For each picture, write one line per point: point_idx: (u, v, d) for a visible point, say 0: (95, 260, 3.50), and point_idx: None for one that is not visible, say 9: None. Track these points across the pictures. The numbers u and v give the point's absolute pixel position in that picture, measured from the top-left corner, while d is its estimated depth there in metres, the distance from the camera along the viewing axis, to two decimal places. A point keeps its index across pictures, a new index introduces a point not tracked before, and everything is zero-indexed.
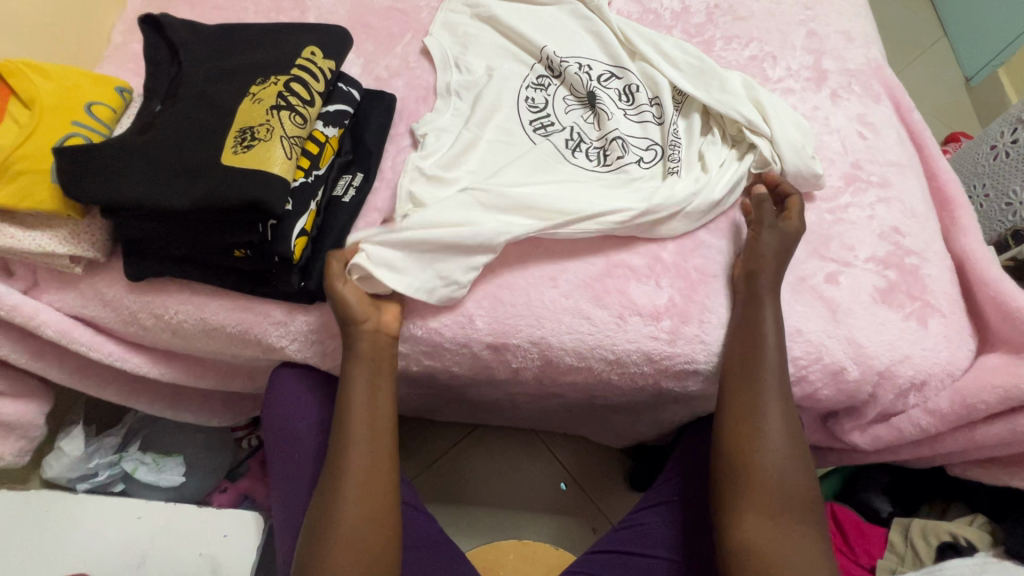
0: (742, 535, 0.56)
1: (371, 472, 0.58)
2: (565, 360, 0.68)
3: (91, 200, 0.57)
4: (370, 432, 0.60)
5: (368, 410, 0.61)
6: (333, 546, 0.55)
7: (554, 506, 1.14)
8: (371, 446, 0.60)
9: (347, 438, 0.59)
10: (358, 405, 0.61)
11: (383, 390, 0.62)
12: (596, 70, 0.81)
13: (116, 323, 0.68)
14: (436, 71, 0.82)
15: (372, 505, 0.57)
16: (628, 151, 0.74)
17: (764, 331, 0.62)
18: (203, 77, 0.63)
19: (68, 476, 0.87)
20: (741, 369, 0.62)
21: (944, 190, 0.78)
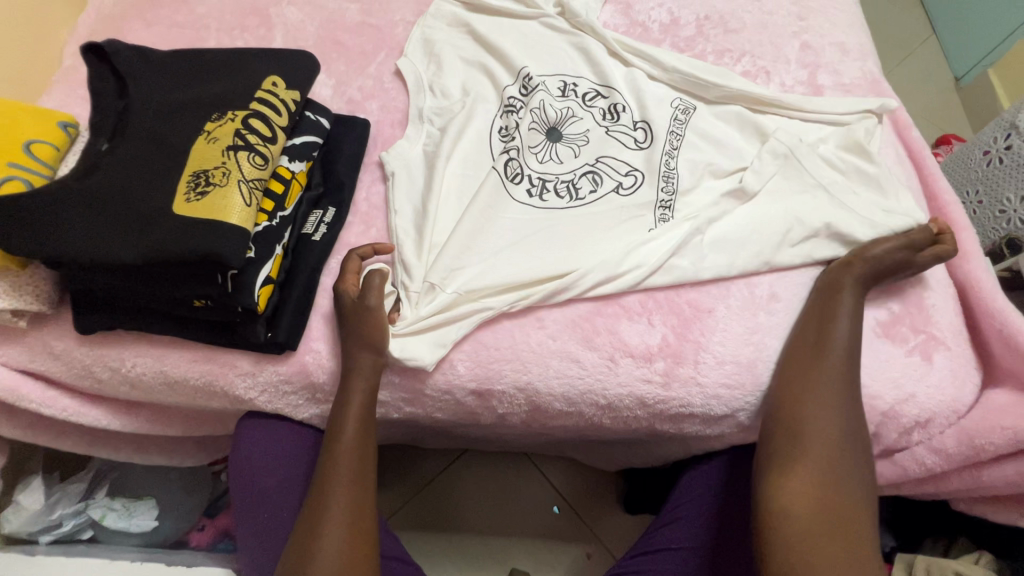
0: (788, 494, 0.54)
1: (356, 515, 0.55)
2: (554, 406, 0.64)
3: (31, 254, 0.52)
4: (358, 475, 0.57)
5: (356, 450, 0.58)
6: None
7: (548, 532, 1.10)
8: (358, 487, 0.57)
9: (332, 480, 0.56)
10: (348, 445, 0.57)
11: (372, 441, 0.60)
12: (582, 88, 0.77)
13: (69, 377, 0.63)
14: (410, 93, 0.78)
15: (357, 540, 0.54)
16: (603, 179, 0.71)
17: (837, 317, 0.61)
18: (153, 112, 0.58)
19: (30, 529, 0.82)
20: (806, 364, 0.60)
21: (944, 211, 0.75)
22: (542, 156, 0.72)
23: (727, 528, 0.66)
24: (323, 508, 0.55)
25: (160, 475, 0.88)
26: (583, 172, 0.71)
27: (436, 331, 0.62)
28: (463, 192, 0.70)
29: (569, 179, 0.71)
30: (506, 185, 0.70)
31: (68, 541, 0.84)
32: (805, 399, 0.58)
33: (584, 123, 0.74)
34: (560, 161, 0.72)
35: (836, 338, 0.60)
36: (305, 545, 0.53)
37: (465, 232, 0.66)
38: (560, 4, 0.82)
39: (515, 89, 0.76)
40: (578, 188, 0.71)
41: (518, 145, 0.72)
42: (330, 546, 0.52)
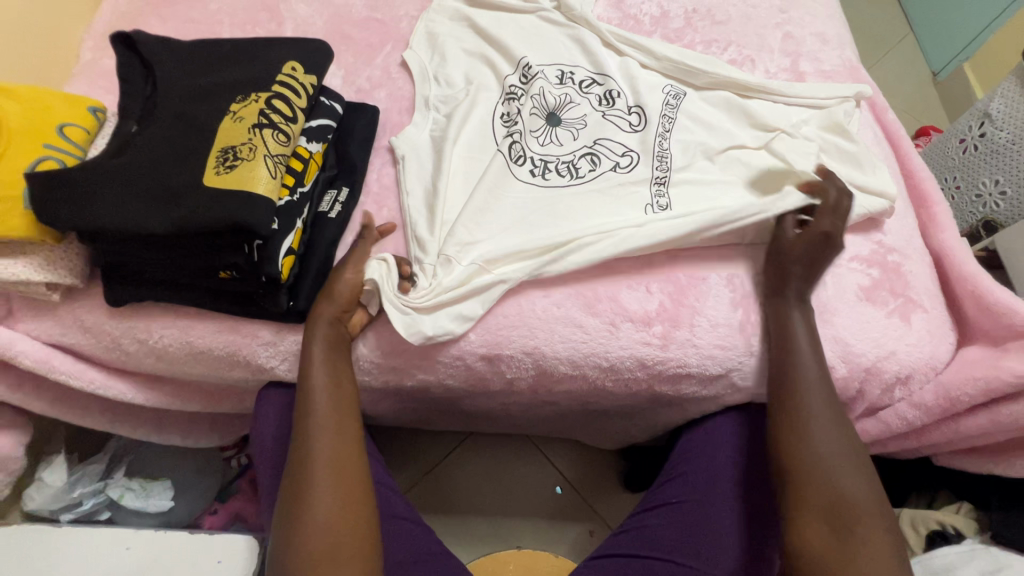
0: (800, 540, 0.55)
1: (340, 451, 0.57)
2: (559, 369, 0.68)
3: (68, 226, 0.55)
4: (334, 413, 0.59)
5: (331, 394, 0.60)
6: (307, 512, 0.53)
7: (551, 512, 1.14)
8: (335, 424, 0.59)
9: (310, 423, 0.58)
10: (319, 389, 0.60)
11: (347, 382, 0.62)
12: (578, 77, 0.82)
13: (98, 350, 0.66)
14: (415, 82, 0.82)
15: (342, 476, 0.56)
16: (601, 160, 0.76)
17: (794, 329, 0.64)
18: (181, 95, 0.62)
19: (50, 508, 0.84)
20: (785, 413, 0.61)
21: (920, 187, 0.80)
22: (543, 140, 0.76)
23: (722, 484, 0.70)
24: (308, 449, 0.57)
25: (176, 456, 0.92)
26: (582, 153, 0.76)
27: (452, 303, 0.65)
28: (469, 175, 0.74)
29: (569, 160, 0.75)
30: (510, 167, 0.74)
31: (87, 521, 0.86)
32: (790, 442, 0.59)
33: (581, 108, 0.79)
34: (561, 143, 0.76)
35: (797, 351, 0.63)
36: (295, 483, 0.55)
37: (472, 209, 0.70)
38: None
39: (515, 78, 0.81)
40: (578, 168, 0.75)
41: (520, 130, 0.76)
42: (319, 479, 0.55)
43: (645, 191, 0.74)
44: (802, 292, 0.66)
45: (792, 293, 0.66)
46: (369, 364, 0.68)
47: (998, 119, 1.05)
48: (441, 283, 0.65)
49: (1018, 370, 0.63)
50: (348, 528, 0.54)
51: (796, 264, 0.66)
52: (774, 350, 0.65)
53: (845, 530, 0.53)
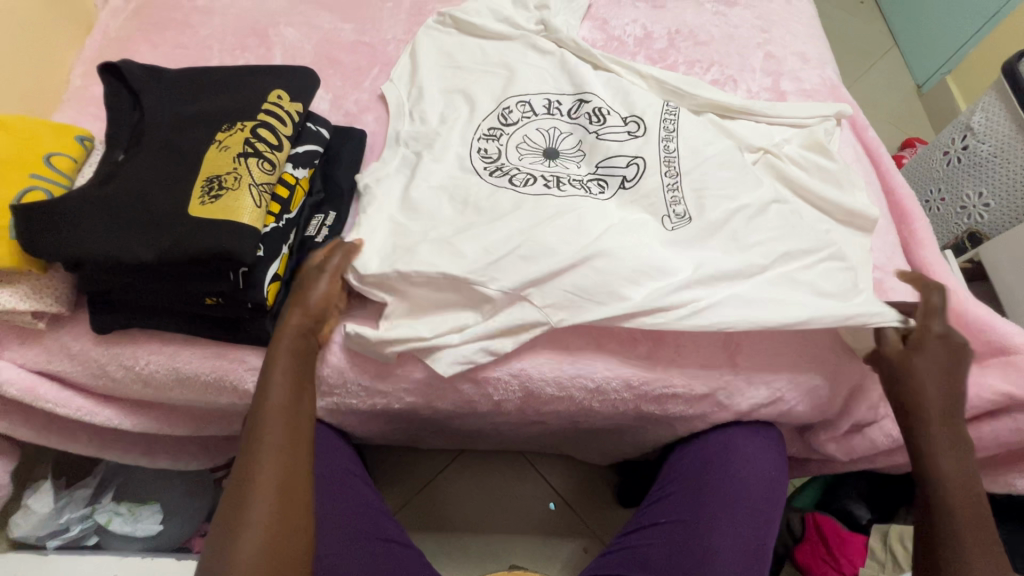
0: None
1: (290, 471, 0.54)
2: (546, 391, 0.68)
3: (54, 257, 0.55)
4: (288, 433, 0.56)
5: (288, 408, 0.57)
6: (242, 534, 0.49)
7: (547, 529, 1.13)
8: (290, 448, 0.55)
9: (263, 435, 0.55)
10: (277, 401, 0.57)
11: (308, 397, 0.60)
12: (565, 105, 0.81)
13: (84, 377, 0.66)
14: (391, 118, 0.81)
15: (291, 505, 0.53)
16: (608, 180, 0.75)
17: (938, 445, 0.59)
18: (167, 124, 0.62)
19: (38, 535, 0.82)
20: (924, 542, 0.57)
21: (901, 204, 0.81)
22: (534, 167, 0.76)
23: (711, 507, 0.70)
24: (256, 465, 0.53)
25: (165, 479, 0.91)
26: (590, 179, 0.75)
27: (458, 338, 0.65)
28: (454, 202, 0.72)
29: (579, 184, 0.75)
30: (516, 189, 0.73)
31: (74, 547, 0.85)
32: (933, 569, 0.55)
33: (572, 135, 0.79)
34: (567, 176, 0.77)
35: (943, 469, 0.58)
36: (238, 498, 0.52)
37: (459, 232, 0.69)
38: (542, 23, 0.89)
39: (495, 119, 0.79)
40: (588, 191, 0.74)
41: (507, 166, 0.76)
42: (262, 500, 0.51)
43: (659, 200, 0.72)
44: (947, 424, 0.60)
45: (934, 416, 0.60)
46: (357, 388, 0.69)
47: (980, 133, 1.05)
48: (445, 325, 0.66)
49: (999, 387, 0.64)
50: (284, 556, 0.50)
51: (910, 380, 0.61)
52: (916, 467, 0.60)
53: None
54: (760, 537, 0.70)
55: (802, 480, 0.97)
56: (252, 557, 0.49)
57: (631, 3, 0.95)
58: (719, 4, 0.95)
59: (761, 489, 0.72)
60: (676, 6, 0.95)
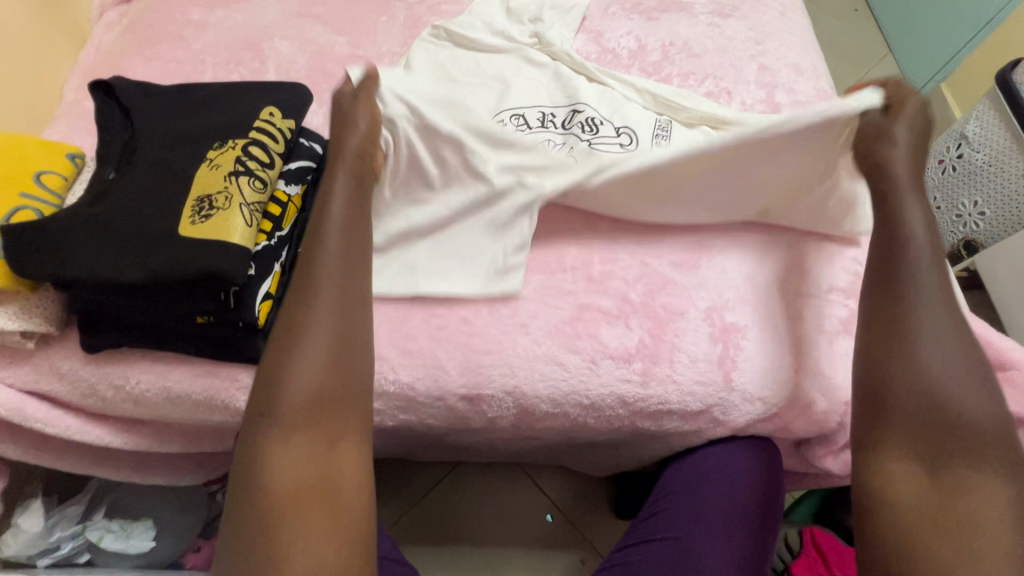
0: (891, 484, 0.47)
1: (347, 291, 0.55)
2: (541, 408, 0.68)
3: (43, 277, 0.55)
4: (347, 254, 0.57)
5: (348, 232, 0.58)
6: (303, 342, 0.50)
7: (544, 541, 1.13)
8: (339, 321, 0.53)
9: (320, 249, 0.56)
10: (335, 219, 0.58)
11: (365, 224, 0.61)
12: (559, 116, 0.81)
13: (74, 396, 0.66)
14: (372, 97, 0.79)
15: (349, 323, 0.53)
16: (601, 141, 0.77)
17: (911, 225, 0.56)
18: (158, 142, 0.62)
19: (28, 553, 0.82)
20: (883, 314, 0.52)
21: None
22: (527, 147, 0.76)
23: (710, 524, 0.70)
24: (314, 278, 0.54)
25: (158, 495, 0.91)
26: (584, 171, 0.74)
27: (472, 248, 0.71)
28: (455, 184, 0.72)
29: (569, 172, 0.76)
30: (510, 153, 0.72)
31: (66, 565, 0.84)
32: (886, 344, 0.50)
33: (566, 145, 0.77)
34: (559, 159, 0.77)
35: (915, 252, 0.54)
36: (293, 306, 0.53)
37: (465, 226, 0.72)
38: (536, 35, 0.89)
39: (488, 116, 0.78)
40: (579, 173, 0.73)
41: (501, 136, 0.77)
42: (322, 313, 0.52)
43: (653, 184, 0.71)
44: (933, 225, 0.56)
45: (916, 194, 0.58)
46: None
47: (975, 141, 1.05)
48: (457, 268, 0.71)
49: None
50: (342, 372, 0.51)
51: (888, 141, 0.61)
52: (880, 248, 0.56)
53: (942, 457, 0.46)
54: (758, 557, 0.69)
55: (800, 493, 0.96)
56: (310, 378, 0.49)
57: (625, 16, 0.95)
58: (713, 17, 0.95)
59: (759, 504, 0.71)
60: (670, 18, 0.95)
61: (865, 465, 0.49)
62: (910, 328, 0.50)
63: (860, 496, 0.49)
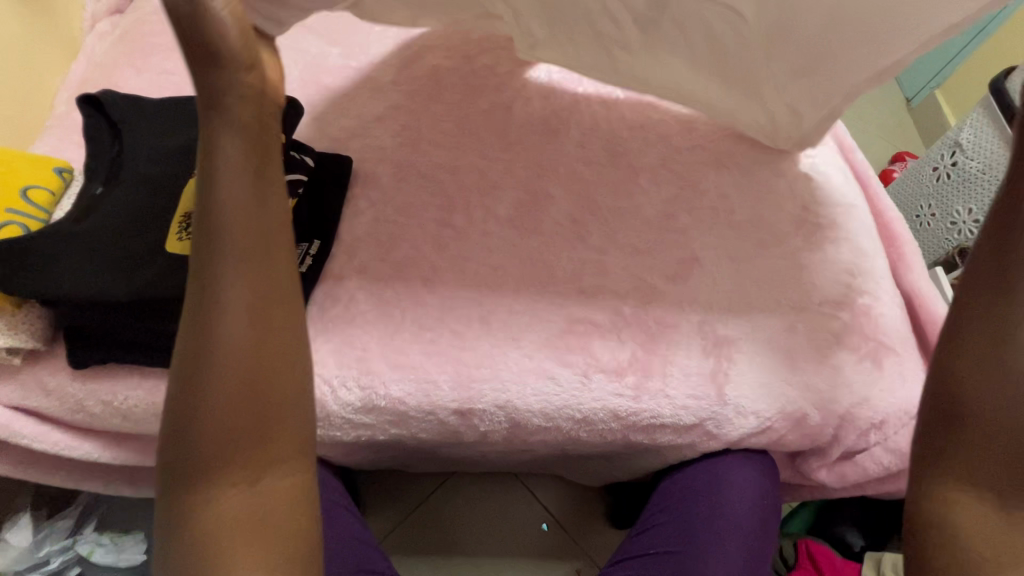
0: (960, 513, 0.45)
1: (256, 293, 0.44)
2: (533, 422, 0.67)
3: (25, 294, 0.54)
4: (250, 247, 0.44)
5: (244, 217, 0.44)
6: (207, 371, 0.42)
7: (539, 550, 1.12)
8: (254, 357, 0.43)
9: (217, 248, 0.43)
10: (230, 202, 0.44)
11: (268, 190, 0.46)
12: None
13: (62, 412, 0.65)
14: None
15: (263, 338, 0.43)
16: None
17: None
18: (146, 157, 0.62)
19: (17, 569, 0.82)
20: (975, 329, 0.46)
21: (889, 228, 0.81)
22: None
23: (707, 543, 0.69)
24: (214, 288, 0.43)
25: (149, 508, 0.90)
26: None
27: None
28: None
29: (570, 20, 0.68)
30: None
31: None
32: (978, 358, 0.45)
33: None
34: None
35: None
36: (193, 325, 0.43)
37: None
38: None
39: None
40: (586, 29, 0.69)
41: None
42: (225, 333, 0.42)
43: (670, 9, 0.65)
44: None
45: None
46: (341, 420, 0.68)
47: (968, 148, 1.05)
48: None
49: None
50: (259, 397, 0.43)
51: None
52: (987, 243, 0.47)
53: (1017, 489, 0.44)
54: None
55: (796, 504, 0.96)
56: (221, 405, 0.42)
57: None
58: None
59: (755, 522, 0.71)
60: None
61: (931, 489, 0.46)
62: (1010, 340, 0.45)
63: (921, 519, 0.46)
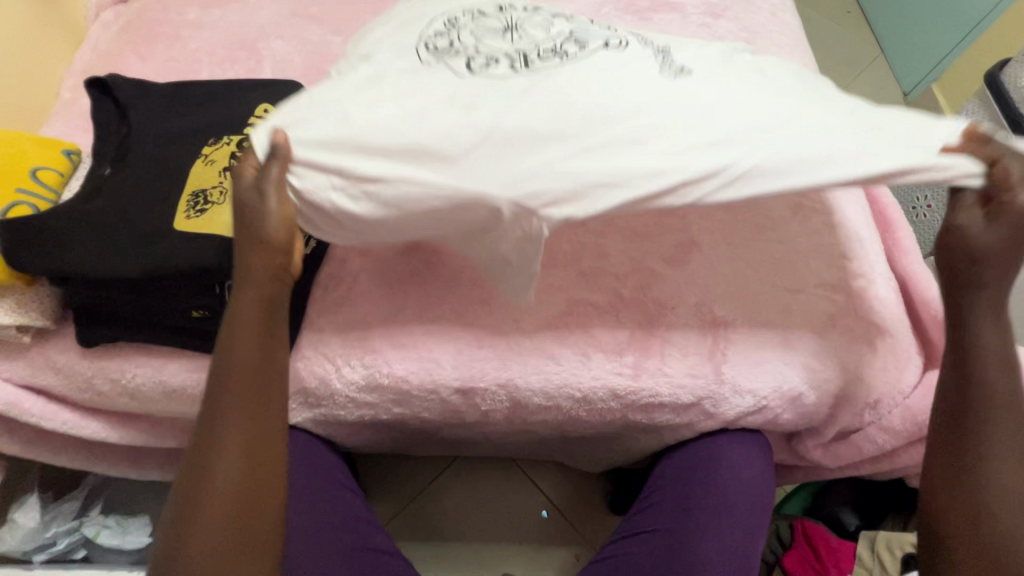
0: None
1: (256, 438, 0.50)
2: (534, 401, 0.69)
3: (39, 272, 0.56)
4: (259, 399, 0.51)
5: (258, 371, 0.52)
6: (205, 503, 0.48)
7: (539, 535, 1.13)
8: (239, 504, 0.49)
9: (228, 396, 0.50)
10: (245, 359, 0.51)
11: (281, 346, 0.54)
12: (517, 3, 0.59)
13: (71, 391, 0.67)
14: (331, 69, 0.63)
15: (258, 477, 0.50)
16: (590, 36, 0.55)
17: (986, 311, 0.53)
18: (154, 139, 0.63)
19: (23, 549, 0.82)
20: (951, 431, 0.53)
21: (885, 214, 0.82)
22: (496, 46, 0.55)
23: (703, 519, 0.70)
24: (219, 429, 0.50)
25: (153, 491, 0.91)
26: (564, 35, 0.55)
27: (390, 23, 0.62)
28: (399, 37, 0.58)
29: (551, 45, 0.55)
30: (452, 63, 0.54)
31: (61, 561, 0.84)
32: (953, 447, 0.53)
33: (537, 11, 0.58)
34: (532, 31, 0.56)
35: (985, 353, 0.52)
36: (199, 456, 0.49)
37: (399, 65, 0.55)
38: None
39: (434, 28, 0.57)
40: (564, 49, 0.54)
41: (457, 46, 0.55)
42: (224, 471, 0.49)
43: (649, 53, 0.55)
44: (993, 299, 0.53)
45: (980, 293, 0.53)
46: (345, 399, 0.69)
47: None
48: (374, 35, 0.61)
49: None
50: (244, 529, 0.48)
51: (991, 262, 0.51)
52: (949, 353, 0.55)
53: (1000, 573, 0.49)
54: (751, 551, 0.70)
55: (794, 486, 0.98)
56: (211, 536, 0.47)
57: (617, 15, 0.96)
58: (705, 15, 0.96)
59: (752, 500, 0.72)
60: (662, 18, 0.96)
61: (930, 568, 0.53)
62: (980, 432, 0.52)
63: None
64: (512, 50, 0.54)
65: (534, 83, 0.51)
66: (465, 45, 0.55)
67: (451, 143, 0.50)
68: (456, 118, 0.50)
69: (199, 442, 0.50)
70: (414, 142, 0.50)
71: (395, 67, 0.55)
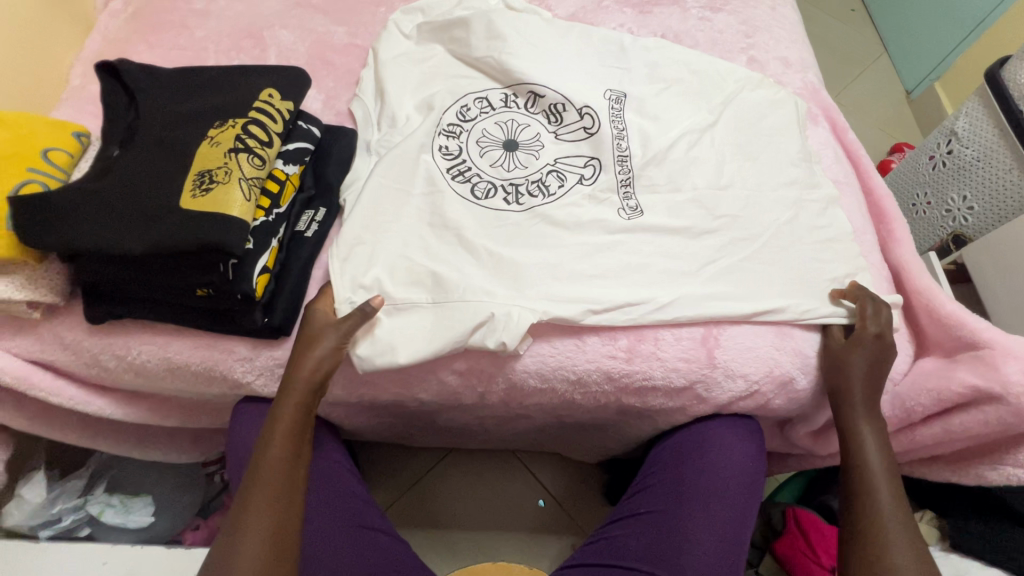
0: None
1: (278, 524, 0.55)
2: (529, 383, 0.70)
3: (49, 248, 0.58)
4: (282, 487, 0.57)
5: (286, 464, 0.58)
6: None
7: (536, 525, 1.14)
8: None
9: (259, 485, 0.56)
10: (277, 454, 0.58)
11: (306, 448, 0.61)
12: (521, 97, 0.81)
13: (78, 366, 0.68)
14: (359, 129, 0.82)
15: (276, 562, 0.54)
16: (566, 177, 0.77)
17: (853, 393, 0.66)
18: (161, 122, 0.65)
19: (29, 524, 0.84)
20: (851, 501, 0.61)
21: (880, 206, 0.83)
22: (494, 159, 0.77)
23: (694, 499, 0.72)
24: (247, 513, 0.55)
25: (157, 472, 0.93)
26: (548, 171, 0.77)
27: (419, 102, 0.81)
28: (422, 133, 0.77)
29: (537, 178, 0.76)
30: (470, 196, 0.74)
31: (66, 538, 0.86)
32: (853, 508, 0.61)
33: (531, 127, 0.79)
34: (523, 165, 0.77)
35: (864, 437, 0.64)
36: (228, 541, 0.54)
37: (423, 179, 0.74)
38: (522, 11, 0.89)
39: (453, 115, 0.79)
40: (547, 185, 0.76)
41: (468, 166, 0.76)
42: (247, 557, 0.52)
43: (615, 195, 0.76)
44: (870, 405, 0.65)
45: (860, 402, 0.65)
46: (344, 379, 0.70)
47: (964, 137, 1.06)
48: (407, 120, 0.80)
49: (967, 380, 0.65)
50: None
51: (864, 374, 0.66)
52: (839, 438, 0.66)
53: None
54: (741, 531, 0.71)
55: (791, 475, 0.99)
56: None
57: (618, 8, 0.97)
58: (704, 10, 0.97)
59: (742, 481, 0.73)
60: (662, 11, 0.97)
61: None
62: (871, 494, 0.61)
63: None
64: (505, 183, 0.76)
65: (526, 220, 0.73)
66: (472, 172, 0.76)
67: (457, 273, 0.68)
68: (461, 249, 0.70)
69: (226, 532, 0.55)
70: (434, 269, 0.68)
71: (419, 184, 0.74)
